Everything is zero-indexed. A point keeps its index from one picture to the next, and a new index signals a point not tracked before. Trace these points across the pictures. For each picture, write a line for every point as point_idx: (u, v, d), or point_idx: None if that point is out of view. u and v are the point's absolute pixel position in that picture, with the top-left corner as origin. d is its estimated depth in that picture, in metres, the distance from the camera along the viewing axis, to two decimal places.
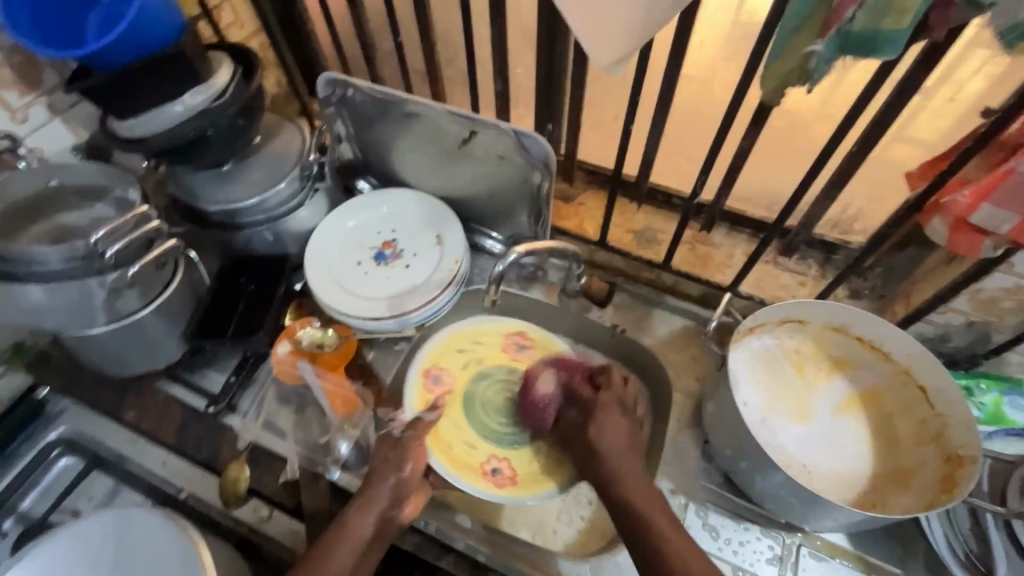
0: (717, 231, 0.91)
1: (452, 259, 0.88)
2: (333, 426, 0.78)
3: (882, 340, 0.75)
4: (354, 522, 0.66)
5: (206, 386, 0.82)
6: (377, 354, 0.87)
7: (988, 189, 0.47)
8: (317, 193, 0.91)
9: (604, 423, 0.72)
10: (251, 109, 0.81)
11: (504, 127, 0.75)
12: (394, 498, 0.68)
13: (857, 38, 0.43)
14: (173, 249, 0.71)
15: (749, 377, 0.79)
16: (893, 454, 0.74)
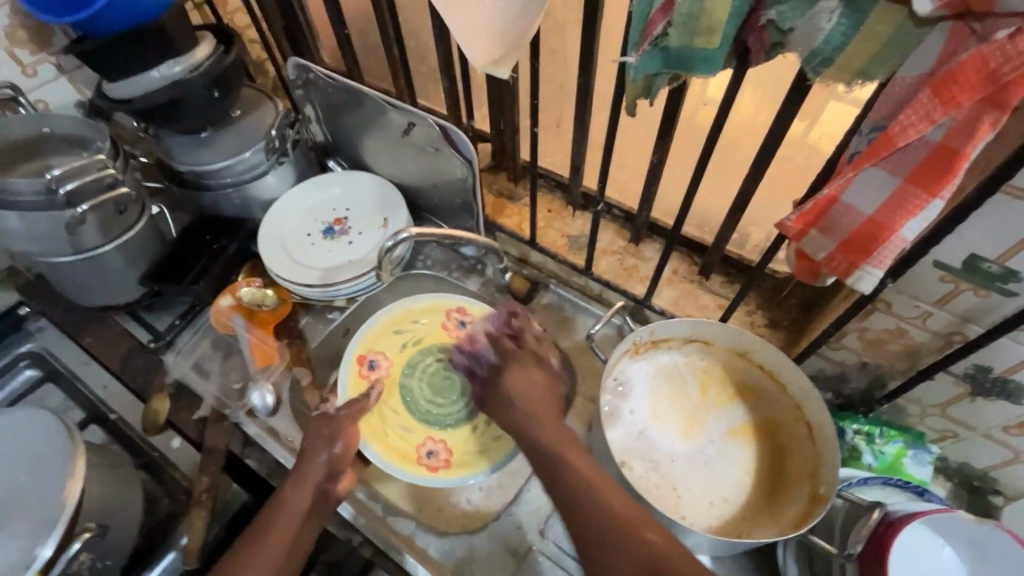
0: (648, 245, 0.92)
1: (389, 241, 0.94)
2: (250, 375, 0.85)
3: (778, 371, 0.74)
4: (290, 494, 0.66)
5: (155, 325, 0.93)
6: (309, 320, 0.94)
7: (811, 216, 0.47)
8: (282, 166, 1.00)
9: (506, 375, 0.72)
10: (224, 83, 0.90)
11: (433, 121, 0.81)
12: (328, 472, 0.69)
13: (674, 54, 0.45)
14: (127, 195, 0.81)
15: (644, 388, 0.79)
16: (772, 488, 0.72)
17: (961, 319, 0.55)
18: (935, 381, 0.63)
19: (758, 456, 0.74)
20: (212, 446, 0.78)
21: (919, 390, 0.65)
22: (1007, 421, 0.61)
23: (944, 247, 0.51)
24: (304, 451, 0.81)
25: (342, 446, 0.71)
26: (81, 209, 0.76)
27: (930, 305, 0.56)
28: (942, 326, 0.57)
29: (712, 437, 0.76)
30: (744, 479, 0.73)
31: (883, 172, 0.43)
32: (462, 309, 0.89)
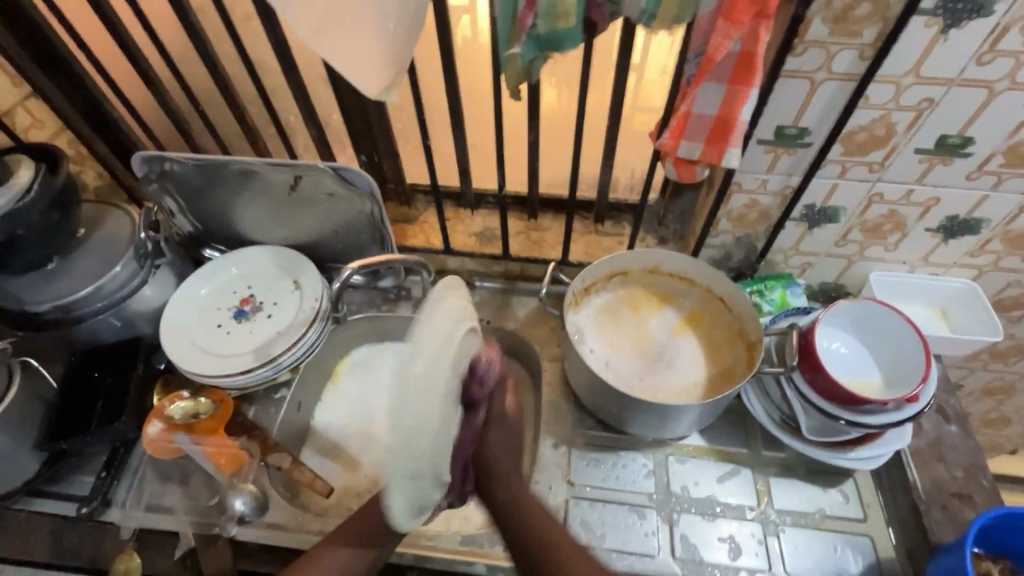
0: (544, 216, 1.04)
1: (311, 297, 0.93)
2: (222, 485, 0.78)
3: (684, 269, 0.92)
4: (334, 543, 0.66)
5: (75, 490, 0.79)
6: (258, 410, 0.89)
7: (680, 130, 0.62)
8: (159, 269, 0.92)
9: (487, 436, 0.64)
10: (65, 202, 0.80)
11: (322, 166, 0.83)
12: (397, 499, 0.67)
13: (544, 38, 0.56)
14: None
15: (594, 328, 0.92)
16: (720, 357, 0.88)
17: (786, 176, 0.76)
18: (785, 229, 0.85)
19: (698, 339, 0.90)
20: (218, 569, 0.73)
21: (778, 241, 0.87)
22: (835, 238, 0.85)
23: (760, 128, 0.70)
24: (319, 527, 0.77)
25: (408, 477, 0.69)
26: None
27: (764, 173, 0.76)
28: (777, 185, 0.78)
29: (659, 341, 0.91)
30: (698, 360, 0.88)
31: (714, 83, 0.59)
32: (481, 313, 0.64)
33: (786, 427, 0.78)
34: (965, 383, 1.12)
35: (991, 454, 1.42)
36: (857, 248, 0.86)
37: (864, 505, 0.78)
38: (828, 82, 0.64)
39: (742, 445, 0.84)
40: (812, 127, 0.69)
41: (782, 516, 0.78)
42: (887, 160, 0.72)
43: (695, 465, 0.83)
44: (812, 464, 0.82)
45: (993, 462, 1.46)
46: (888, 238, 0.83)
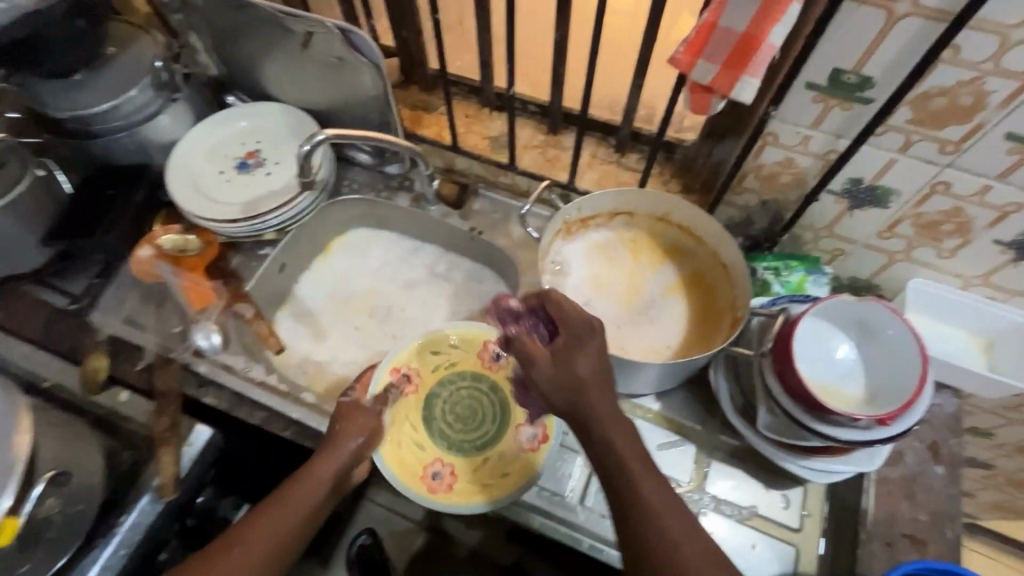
0: (566, 134, 0.95)
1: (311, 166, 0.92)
2: (189, 317, 0.85)
3: (694, 224, 0.82)
4: (316, 467, 0.67)
5: (71, 288, 0.88)
6: (241, 260, 0.92)
7: (699, 45, 0.52)
8: (176, 103, 0.93)
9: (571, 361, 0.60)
10: (88, 12, 0.81)
11: (329, 24, 0.78)
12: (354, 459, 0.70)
13: None
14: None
15: (579, 264, 0.87)
16: (703, 327, 0.80)
17: (833, 136, 0.63)
18: (820, 203, 0.72)
19: (687, 303, 0.83)
20: (165, 390, 0.77)
21: (810, 216, 0.74)
22: (879, 227, 0.72)
23: (811, 66, 0.57)
24: (264, 379, 0.82)
25: (368, 435, 0.73)
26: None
27: (807, 128, 0.64)
28: (821, 147, 0.65)
29: (643, 293, 0.85)
30: (678, 324, 0.81)
31: None
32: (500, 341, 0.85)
33: (743, 415, 0.72)
34: (995, 432, 0.98)
35: (1006, 514, 1.27)
36: (903, 245, 0.72)
37: (803, 515, 0.72)
38: (910, 19, 0.50)
39: (693, 421, 0.78)
40: (877, 77, 0.56)
41: (710, 501, 0.74)
42: (965, 141, 0.57)
43: (637, 426, 0.79)
44: (763, 460, 0.75)
45: (996, 522, 1.33)
46: (944, 242, 0.69)
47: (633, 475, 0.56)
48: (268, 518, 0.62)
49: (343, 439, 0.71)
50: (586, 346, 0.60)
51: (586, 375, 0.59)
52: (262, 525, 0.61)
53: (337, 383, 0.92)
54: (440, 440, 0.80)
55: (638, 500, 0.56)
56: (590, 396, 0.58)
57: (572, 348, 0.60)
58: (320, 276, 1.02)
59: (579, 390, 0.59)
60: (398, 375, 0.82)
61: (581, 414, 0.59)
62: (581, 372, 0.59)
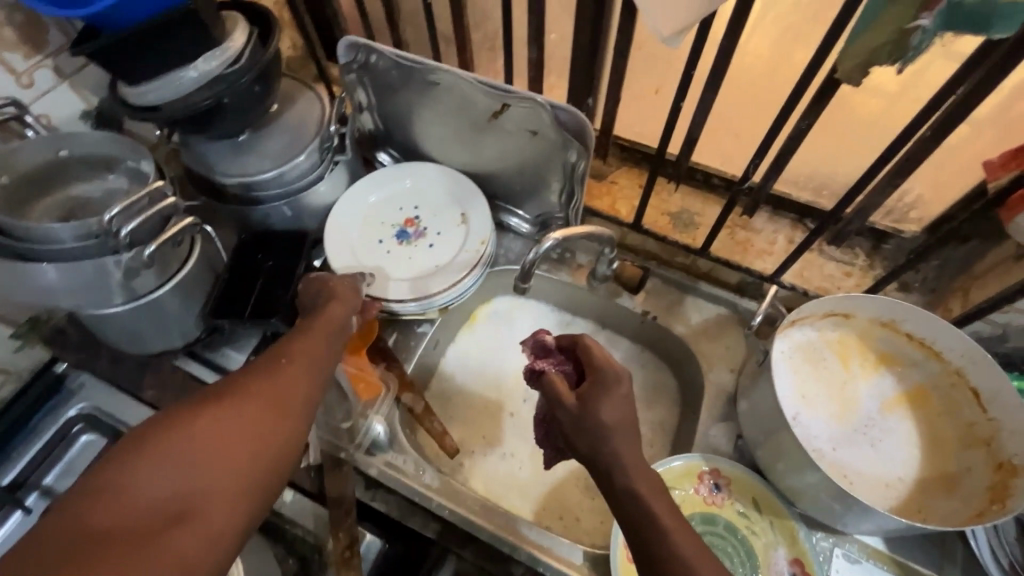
0: (758, 215, 0.86)
1: (477, 238, 0.85)
2: (356, 410, 0.75)
3: (934, 339, 0.71)
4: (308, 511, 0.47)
5: (225, 365, 0.82)
6: (399, 337, 0.85)
7: None
8: (338, 166, 0.86)
9: (596, 403, 0.55)
10: (268, 75, 0.75)
11: (539, 101, 0.70)
12: None
13: (964, 12, 0.38)
14: (172, 206, 0.63)
15: (789, 369, 0.75)
16: (939, 457, 0.70)
17: None
18: None
19: (917, 426, 0.72)
20: (338, 496, 0.70)
21: None
22: None
23: None
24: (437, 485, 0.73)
25: None
26: (109, 214, 0.58)
27: None
28: None
29: (863, 409, 0.74)
30: (910, 451, 0.71)
31: None
32: (715, 471, 0.72)
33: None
34: None
35: None
36: None
37: None
38: None
39: (932, 569, 0.67)
40: None
41: None
42: None
43: (865, 571, 0.68)
44: None
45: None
46: None
47: (669, 530, 0.49)
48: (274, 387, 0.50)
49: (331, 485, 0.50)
50: (621, 386, 0.56)
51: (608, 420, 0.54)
52: (269, 395, 0.49)
53: (496, 477, 0.84)
54: None
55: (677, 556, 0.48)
56: (616, 442, 0.54)
57: (594, 394, 0.56)
58: (464, 352, 0.94)
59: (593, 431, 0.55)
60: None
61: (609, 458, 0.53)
62: (603, 422, 0.54)
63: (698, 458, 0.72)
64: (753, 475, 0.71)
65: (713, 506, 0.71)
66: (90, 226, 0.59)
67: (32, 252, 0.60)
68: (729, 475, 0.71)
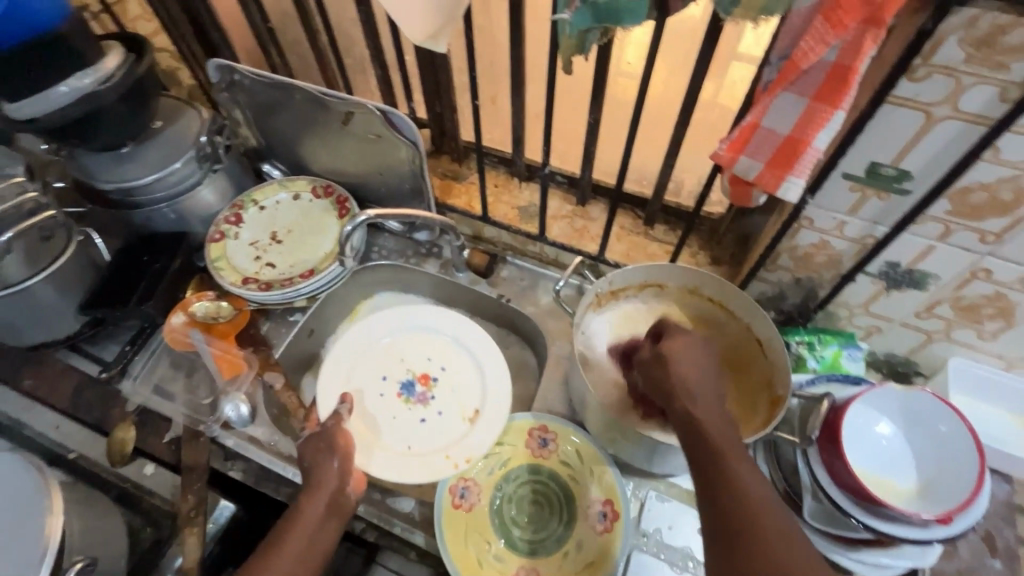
0: (595, 206, 0.97)
1: (457, 456, 0.77)
2: (218, 388, 0.84)
3: (725, 298, 0.81)
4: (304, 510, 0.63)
5: (103, 355, 0.88)
6: (270, 325, 0.92)
7: (742, 143, 0.54)
8: (216, 173, 0.96)
9: (671, 346, 0.62)
10: (139, 93, 0.85)
11: (372, 107, 0.81)
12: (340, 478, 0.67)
13: (604, 7, 0.49)
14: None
15: (614, 332, 0.85)
16: (734, 401, 0.79)
17: (870, 223, 0.64)
18: (856, 282, 0.72)
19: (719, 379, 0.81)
20: (193, 464, 0.76)
21: (845, 294, 0.74)
22: (916, 308, 0.72)
23: (848, 159, 0.59)
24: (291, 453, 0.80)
25: (342, 456, 0.70)
26: None
27: (844, 214, 0.65)
28: (857, 232, 0.66)
29: None
30: None
31: (794, 96, 0.49)
32: (545, 427, 0.80)
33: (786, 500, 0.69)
34: None
35: None
36: (941, 325, 0.72)
37: None
38: (949, 121, 0.52)
39: None
40: (916, 171, 0.57)
41: None
42: (1006, 233, 0.57)
43: (675, 509, 0.75)
44: None
45: None
46: (985, 324, 0.69)
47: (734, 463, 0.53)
48: (297, 532, 0.62)
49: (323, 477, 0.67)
50: (692, 342, 0.63)
51: (708, 415, 0.57)
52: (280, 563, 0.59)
53: None
54: (518, 545, 0.75)
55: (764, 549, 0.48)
56: (694, 386, 0.60)
57: (669, 341, 0.63)
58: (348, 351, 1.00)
59: (679, 405, 0.59)
60: (462, 481, 0.77)
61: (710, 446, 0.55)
62: (679, 371, 0.61)
63: (529, 415, 0.80)
64: (578, 429, 0.79)
65: (539, 459, 0.79)
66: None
67: None
68: (556, 431, 0.79)
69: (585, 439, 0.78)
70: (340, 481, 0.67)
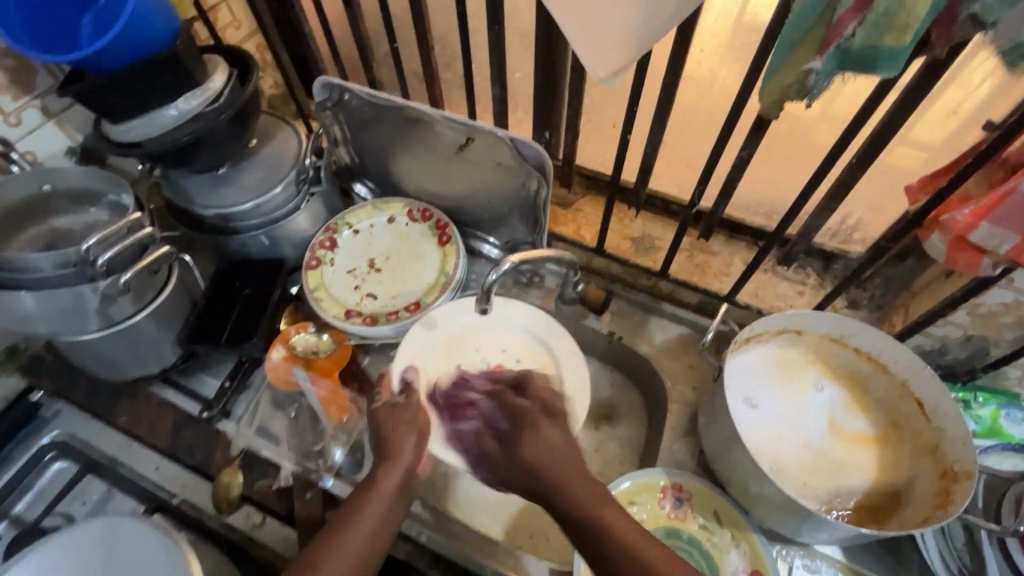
0: (715, 239, 0.90)
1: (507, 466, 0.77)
2: (326, 433, 0.78)
3: (881, 351, 0.74)
4: (380, 485, 0.63)
5: (200, 391, 0.83)
6: (371, 359, 0.88)
7: (986, 208, 0.47)
8: (313, 197, 0.90)
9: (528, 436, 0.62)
10: (247, 113, 0.79)
11: (500, 134, 0.75)
12: (418, 454, 0.66)
13: (856, 55, 0.42)
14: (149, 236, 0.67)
15: (751, 377, 0.78)
16: (891, 467, 0.73)
17: None
18: None
19: (873, 440, 0.75)
20: (307, 517, 0.71)
21: None
22: None
23: None
24: None
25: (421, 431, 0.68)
26: (86, 244, 0.62)
27: None
28: None
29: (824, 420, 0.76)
30: (865, 462, 0.74)
31: None
32: (677, 486, 0.75)
33: None
34: None
35: None
36: None
37: None
38: None
39: None
40: None
41: None
42: None
43: None
44: None
45: None
46: None
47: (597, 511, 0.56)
48: (370, 509, 0.61)
49: (401, 441, 0.67)
50: (541, 424, 0.64)
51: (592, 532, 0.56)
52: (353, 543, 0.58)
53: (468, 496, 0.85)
54: None
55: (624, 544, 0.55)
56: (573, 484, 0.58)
57: (544, 429, 0.63)
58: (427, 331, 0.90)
59: (521, 447, 0.62)
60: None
61: (552, 479, 0.58)
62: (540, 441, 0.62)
63: (661, 472, 0.75)
64: (714, 489, 0.74)
65: (673, 520, 0.73)
66: (68, 255, 0.62)
67: (14, 281, 0.63)
68: (691, 489, 0.74)
69: (723, 500, 0.73)
70: (415, 458, 0.66)
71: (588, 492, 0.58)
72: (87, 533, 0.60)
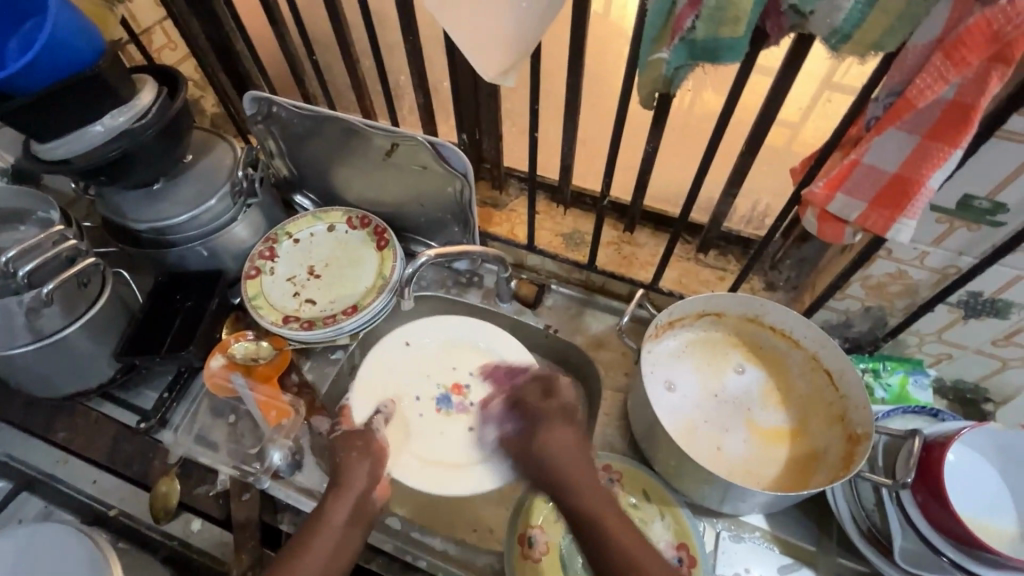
0: (641, 232, 0.95)
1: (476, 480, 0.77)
2: (265, 436, 0.79)
3: (790, 328, 0.78)
4: (330, 509, 0.65)
5: (139, 403, 0.84)
6: (313, 364, 0.90)
7: (838, 181, 0.52)
8: (250, 208, 0.92)
9: (546, 432, 0.67)
10: (176, 128, 0.81)
11: (421, 139, 0.79)
12: (370, 479, 0.68)
13: (700, 45, 0.47)
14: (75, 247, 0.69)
15: (675, 360, 0.82)
16: (805, 438, 0.77)
17: (955, 254, 0.62)
18: (932, 312, 0.70)
19: (788, 412, 0.79)
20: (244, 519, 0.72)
21: (918, 323, 0.72)
22: (995, 336, 0.69)
23: (940, 193, 0.57)
24: None
25: (373, 460, 0.70)
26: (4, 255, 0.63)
27: (927, 245, 0.63)
28: (938, 262, 0.64)
29: (743, 402, 0.80)
30: (781, 434, 0.77)
31: (902, 133, 0.47)
32: (608, 466, 0.77)
33: (874, 542, 0.66)
34: None
35: None
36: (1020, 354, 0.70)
37: None
38: None
39: (808, 543, 0.73)
40: (1013, 204, 0.55)
41: None
42: None
43: (748, 549, 0.73)
44: None
45: None
46: None
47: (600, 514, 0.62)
48: (324, 534, 0.63)
49: (352, 467, 0.69)
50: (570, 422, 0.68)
51: (570, 508, 0.63)
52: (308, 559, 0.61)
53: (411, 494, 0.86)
54: None
55: (603, 531, 0.61)
56: (560, 462, 0.65)
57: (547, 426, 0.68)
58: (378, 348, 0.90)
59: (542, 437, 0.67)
60: (530, 528, 0.73)
61: (550, 479, 0.65)
62: (552, 449, 0.66)
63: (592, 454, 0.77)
64: (643, 468, 0.76)
65: None
66: None
67: None
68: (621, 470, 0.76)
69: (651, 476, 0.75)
70: (368, 484, 0.67)
71: (587, 487, 0.64)
72: (16, 535, 0.62)
